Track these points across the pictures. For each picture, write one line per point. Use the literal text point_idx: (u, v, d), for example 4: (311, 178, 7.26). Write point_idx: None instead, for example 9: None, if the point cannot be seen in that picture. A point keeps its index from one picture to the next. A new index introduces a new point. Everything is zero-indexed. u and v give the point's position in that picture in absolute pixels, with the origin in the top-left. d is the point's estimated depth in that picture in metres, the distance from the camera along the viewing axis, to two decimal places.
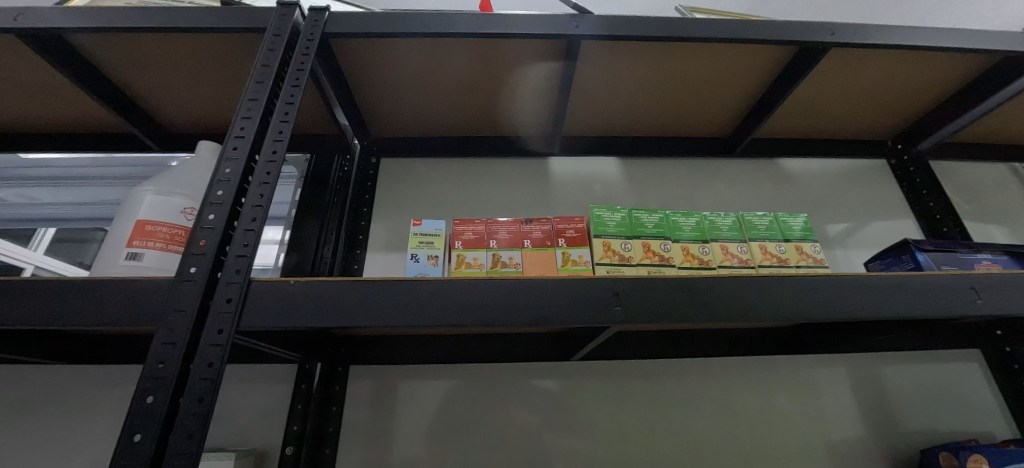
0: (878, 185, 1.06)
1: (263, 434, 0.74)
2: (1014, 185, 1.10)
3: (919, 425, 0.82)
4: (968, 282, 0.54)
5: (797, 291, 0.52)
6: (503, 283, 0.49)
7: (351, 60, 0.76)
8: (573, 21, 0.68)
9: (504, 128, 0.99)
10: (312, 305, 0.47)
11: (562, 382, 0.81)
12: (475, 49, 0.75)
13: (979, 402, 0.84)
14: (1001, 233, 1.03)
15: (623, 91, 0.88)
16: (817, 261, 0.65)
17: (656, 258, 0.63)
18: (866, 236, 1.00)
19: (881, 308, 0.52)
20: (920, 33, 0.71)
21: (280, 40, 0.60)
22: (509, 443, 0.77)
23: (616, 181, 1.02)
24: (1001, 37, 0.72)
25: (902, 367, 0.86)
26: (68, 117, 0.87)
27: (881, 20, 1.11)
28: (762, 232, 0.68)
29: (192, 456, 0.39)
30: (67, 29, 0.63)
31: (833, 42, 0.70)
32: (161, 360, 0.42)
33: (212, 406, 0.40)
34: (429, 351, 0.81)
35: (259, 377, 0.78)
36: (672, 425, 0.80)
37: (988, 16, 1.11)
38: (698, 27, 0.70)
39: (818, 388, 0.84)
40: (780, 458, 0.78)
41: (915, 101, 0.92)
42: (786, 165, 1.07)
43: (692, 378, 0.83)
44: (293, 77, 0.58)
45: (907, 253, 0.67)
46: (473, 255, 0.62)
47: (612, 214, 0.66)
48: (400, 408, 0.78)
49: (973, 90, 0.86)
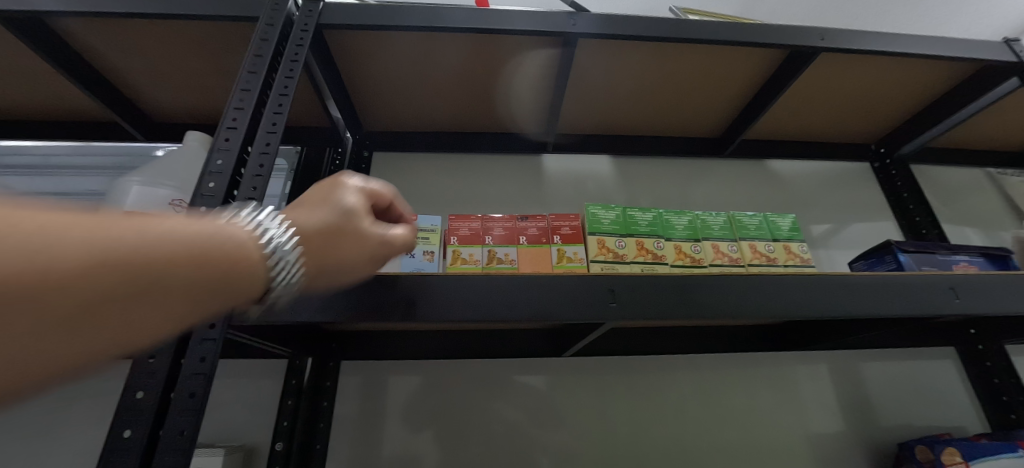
0: (861, 188, 1.09)
1: (251, 430, 0.73)
2: (988, 188, 1.14)
3: (896, 419, 0.85)
4: (946, 282, 0.56)
5: (786, 290, 0.53)
6: (498, 280, 0.49)
7: (347, 52, 0.75)
8: (571, 19, 0.68)
9: (500, 124, 0.99)
10: (304, 300, 0.46)
11: (551, 379, 0.82)
12: (472, 44, 0.74)
13: (952, 398, 0.88)
14: (977, 235, 1.07)
15: (618, 90, 0.88)
16: (804, 261, 0.67)
17: (649, 256, 0.64)
18: (851, 236, 1.03)
19: (864, 307, 0.53)
20: (906, 41, 0.73)
21: (273, 31, 0.59)
22: (501, 438, 0.77)
23: (608, 179, 1.03)
24: (981, 46, 0.75)
25: (880, 363, 0.89)
26: (50, 103, 0.84)
27: (868, 25, 1.14)
28: (752, 232, 0.69)
29: (187, 452, 0.39)
30: (51, 13, 0.61)
31: (823, 47, 0.72)
32: (151, 355, 0.41)
33: (205, 401, 0.40)
34: (423, 346, 0.81)
35: (247, 372, 0.77)
36: (660, 420, 0.81)
37: (966, 24, 1.15)
38: (693, 28, 0.71)
39: (801, 385, 0.86)
40: (762, 452, 0.80)
41: (897, 107, 0.95)
42: (773, 166, 1.09)
43: (681, 374, 0.85)
44: (287, 68, 0.57)
45: (889, 254, 0.69)
46: (473, 251, 0.62)
47: (606, 212, 0.66)
48: (390, 404, 0.77)
49: (954, 98, 0.89)
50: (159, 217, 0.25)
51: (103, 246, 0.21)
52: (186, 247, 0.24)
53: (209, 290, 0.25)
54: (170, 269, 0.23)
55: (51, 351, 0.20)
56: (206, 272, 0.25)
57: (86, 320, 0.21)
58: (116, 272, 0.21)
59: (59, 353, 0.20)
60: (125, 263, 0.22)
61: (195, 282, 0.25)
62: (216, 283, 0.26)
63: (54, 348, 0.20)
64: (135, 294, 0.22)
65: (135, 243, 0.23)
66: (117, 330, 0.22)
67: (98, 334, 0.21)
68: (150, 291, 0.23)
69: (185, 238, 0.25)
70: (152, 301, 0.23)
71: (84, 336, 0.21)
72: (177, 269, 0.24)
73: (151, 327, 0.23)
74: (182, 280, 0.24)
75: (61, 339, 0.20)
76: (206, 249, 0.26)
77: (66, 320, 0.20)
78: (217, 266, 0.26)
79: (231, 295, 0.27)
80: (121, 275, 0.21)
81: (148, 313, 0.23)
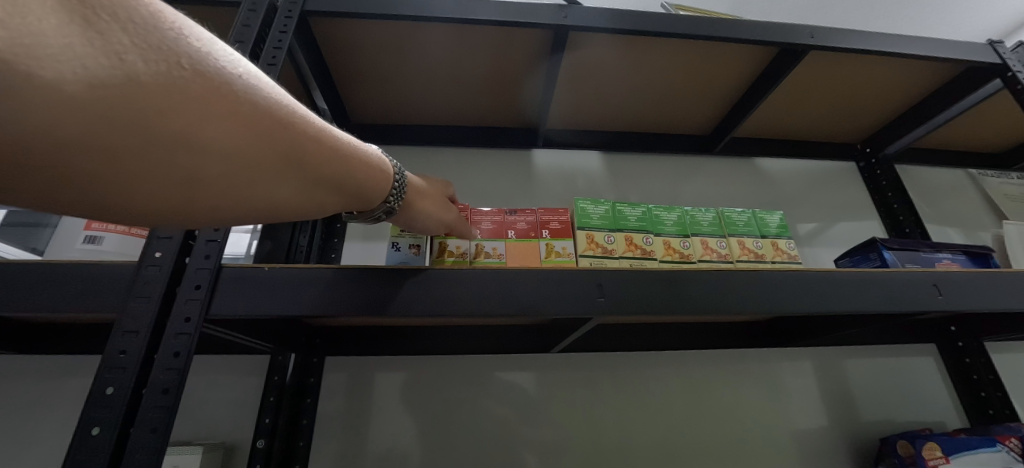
0: (847, 187, 1.10)
1: (232, 428, 0.72)
2: (969, 189, 1.16)
3: (878, 415, 0.86)
4: (930, 279, 0.57)
5: (774, 286, 0.53)
6: (485, 274, 0.49)
7: (334, 41, 0.73)
8: (563, 12, 0.67)
9: (492, 118, 0.98)
10: (280, 292, 0.44)
11: (538, 375, 0.82)
12: (464, 34, 0.73)
13: (932, 394, 0.89)
14: (958, 234, 1.09)
15: (611, 85, 0.88)
16: (791, 257, 0.68)
17: (638, 251, 0.63)
18: (837, 235, 1.04)
19: (851, 304, 0.54)
20: (893, 40, 0.74)
21: (255, 17, 0.57)
22: (487, 435, 0.76)
23: (598, 175, 1.02)
24: (966, 48, 0.76)
25: (863, 360, 0.91)
26: None
27: (856, 25, 1.16)
28: (740, 228, 0.69)
29: (156, 450, 0.38)
30: None
31: (813, 45, 0.72)
32: (121, 349, 0.40)
33: (179, 397, 0.39)
34: (409, 342, 0.80)
35: (229, 368, 0.75)
36: (647, 415, 0.81)
37: (951, 27, 1.17)
38: (686, 23, 0.70)
39: (785, 382, 0.87)
40: (748, 447, 0.81)
41: (884, 107, 0.96)
42: (762, 165, 1.10)
43: (669, 370, 0.85)
44: (270, 55, 0.55)
45: (874, 251, 0.70)
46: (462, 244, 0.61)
47: (596, 207, 0.66)
48: (375, 401, 0.76)
49: (938, 98, 0.90)
50: (333, 133, 0.34)
51: (308, 152, 0.31)
52: (343, 170, 0.35)
53: (349, 197, 0.37)
54: (334, 172, 0.34)
55: (260, 205, 0.31)
56: (347, 187, 0.36)
57: (285, 196, 0.32)
58: (311, 170, 0.32)
59: (272, 204, 0.32)
60: (317, 167, 0.32)
61: (343, 190, 0.36)
62: (350, 196, 0.37)
63: (264, 203, 0.31)
64: (315, 190, 0.33)
65: (328, 161, 0.33)
66: (296, 206, 0.33)
67: (290, 203, 0.32)
68: (324, 184, 0.34)
69: (348, 161, 0.35)
70: (322, 191, 0.34)
71: (281, 202, 0.32)
72: (341, 184, 0.35)
73: (314, 206, 0.34)
74: (339, 183, 0.35)
75: (268, 199, 0.31)
76: (358, 167, 0.36)
77: (273, 193, 0.31)
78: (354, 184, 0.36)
79: (360, 203, 0.39)
80: (313, 173, 0.32)
81: (313, 201, 0.34)
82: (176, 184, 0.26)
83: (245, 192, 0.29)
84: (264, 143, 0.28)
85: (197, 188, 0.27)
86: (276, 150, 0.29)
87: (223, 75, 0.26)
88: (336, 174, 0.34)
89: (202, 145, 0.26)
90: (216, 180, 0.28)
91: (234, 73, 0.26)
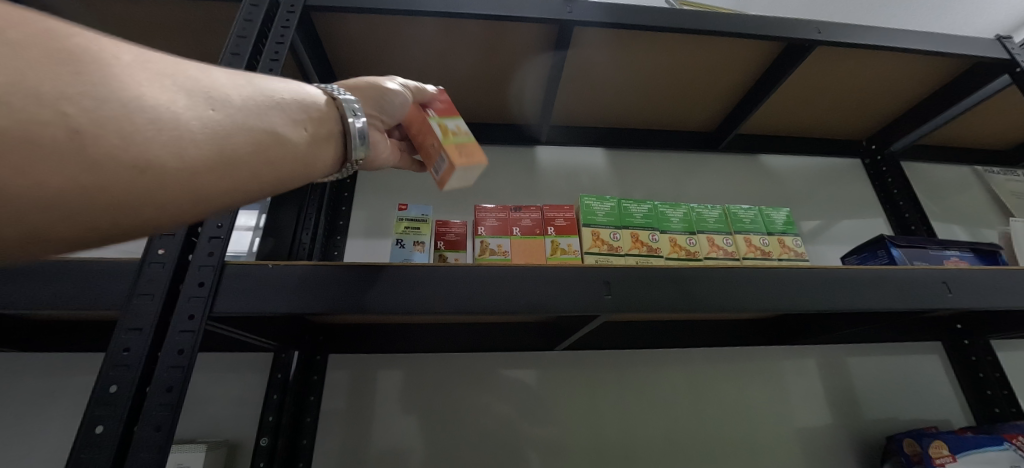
0: (852, 183, 1.10)
1: (235, 426, 0.71)
2: (976, 185, 1.16)
3: (884, 413, 0.86)
4: (939, 276, 0.56)
5: (783, 284, 0.53)
6: (490, 271, 0.48)
7: (337, 36, 0.72)
8: (568, 6, 0.67)
9: (497, 114, 0.97)
10: (286, 290, 0.44)
11: (541, 373, 0.81)
12: (471, 31, 0.72)
13: (937, 392, 0.89)
14: (964, 232, 1.08)
15: (618, 81, 0.87)
16: (798, 254, 0.67)
17: (644, 249, 0.63)
18: (841, 232, 1.03)
19: (857, 301, 0.53)
20: (900, 35, 0.73)
21: (257, 11, 0.56)
22: (491, 433, 0.76)
23: (603, 173, 1.02)
24: (972, 44, 0.75)
25: (868, 357, 0.90)
26: None
27: (862, 20, 1.14)
28: (747, 225, 0.69)
29: (161, 448, 0.37)
30: None
31: (820, 40, 0.71)
32: (125, 347, 0.40)
33: (183, 395, 0.39)
34: (414, 340, 0.80)
35: (232, 365, 0.75)
36: (651, 413, 0.81)
37: (959, 22, 1.16)
38: (695, 19, 0.70)
39: (789, 381, 0.86)
40: (753, 445, 0.81)
41: (889, 102, 0.95)
42: (766, 162, 1.09)
43: (673, 368, 0.85)
44: (272, 51, 0.55)
45: (882, 248, 0.70)
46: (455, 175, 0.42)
47: (601, 204, 0.66)
48: (379, 399, 0.76)
49: (945, 94, 0.89)
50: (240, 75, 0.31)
51: (214, 85, 0.27)
52: (269, 96, 0.31)
53: (300, 127, 0.33)
54: (267, 103, 0.30)
55: (219, 161, 0.27)
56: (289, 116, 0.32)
57: (239, 139, 0.27)
58: (236, 102, 0.28)
59: (226, 153, 0.27)
60: (239, 96, 0.28)
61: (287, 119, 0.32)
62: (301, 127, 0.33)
63: (215, 151, 0.26)
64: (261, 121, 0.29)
65: (247, 88, 0.29)
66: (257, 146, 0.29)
67: (246, 145, 0.28)
68: (265, 112, 0.30)
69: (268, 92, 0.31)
70: (270, 121, 0.30)
71: (241, 149, 0.28)
72: (280, 112, 0.31)
73: (277, 143, 0.30)
74: (278, 111, 0.31)
75: (212, 149, 0.26)
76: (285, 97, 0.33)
77: (221, 139, 0.26)
78: (294, 113, 0.33)
79: (318, 136, 0.35)
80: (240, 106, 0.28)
81: (271, 134, 0.30)
82: (90, 174, 0.22)
83: (177, 150, 0.24)
84: (149, 82, 0.24)
85: (123, 169, 0.23)
86: (171, 90, 0.25)
87: (61, 38, 0.22)
88: (266, 100, 0.30)
89: (112, 124, 0.22)
90: (146, 152, 0.23)
91: (74, 34, 0.22)
